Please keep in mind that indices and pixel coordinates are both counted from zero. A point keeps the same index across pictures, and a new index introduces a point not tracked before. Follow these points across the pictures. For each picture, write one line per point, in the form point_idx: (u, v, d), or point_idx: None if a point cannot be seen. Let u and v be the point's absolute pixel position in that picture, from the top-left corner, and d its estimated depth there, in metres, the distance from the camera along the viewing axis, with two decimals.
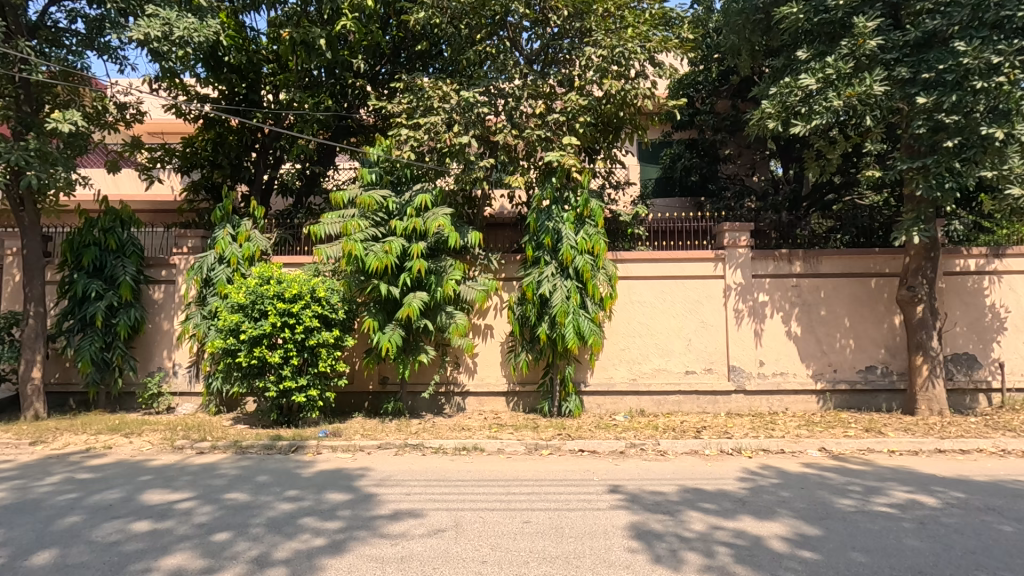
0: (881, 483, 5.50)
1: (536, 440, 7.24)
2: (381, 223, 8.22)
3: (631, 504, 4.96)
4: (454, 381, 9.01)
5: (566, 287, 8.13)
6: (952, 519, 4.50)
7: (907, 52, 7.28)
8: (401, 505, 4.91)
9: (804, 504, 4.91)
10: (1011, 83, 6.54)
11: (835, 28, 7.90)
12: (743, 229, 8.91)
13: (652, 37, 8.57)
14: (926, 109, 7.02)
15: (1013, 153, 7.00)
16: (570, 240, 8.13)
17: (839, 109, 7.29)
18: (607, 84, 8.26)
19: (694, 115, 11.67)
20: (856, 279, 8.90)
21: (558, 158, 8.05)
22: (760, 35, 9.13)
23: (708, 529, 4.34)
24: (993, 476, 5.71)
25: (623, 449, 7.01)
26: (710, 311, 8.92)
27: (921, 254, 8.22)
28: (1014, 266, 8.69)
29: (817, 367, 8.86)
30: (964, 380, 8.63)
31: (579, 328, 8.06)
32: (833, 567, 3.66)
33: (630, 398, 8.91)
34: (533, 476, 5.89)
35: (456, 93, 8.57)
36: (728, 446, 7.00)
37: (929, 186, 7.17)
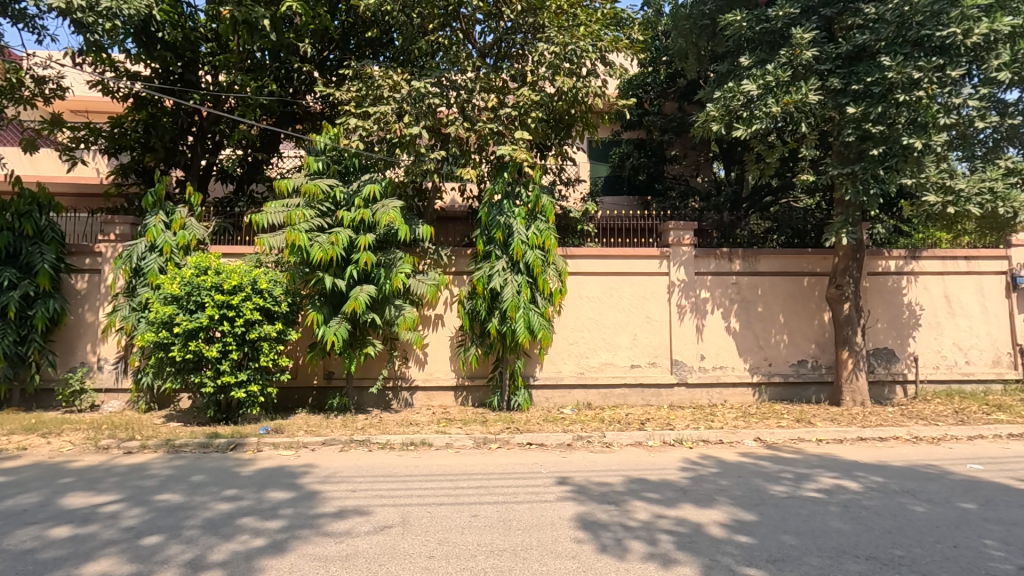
0: (810, 469, 5.85)
1: (485, 433, 7.24)
2: (327, 213, 7.97)
3: (578, 496, 5.05)
4: (402, 375, 8.88)
5: (517, 281, 8.14)
6: (872, 502, 4.84)
7: (840, 64, 7.75)
8: (347, 502, 4.80)
9: (741, 492, 5.15)
10: (929, 98, 7.00)
11: (774, 38, 8.30)
12: (687, 228, 9.23)
13: (603, 37, 8.64)
14: (855, 118, 7.49)
15: (931, 162, 7.47)
16: (521, 235, 8.15)
17: (777, 115, 7.70)
18: (560, 80, 8.31)
19: (643, 115, 11.95)
20: (790, 277, 9.39)
21: (510, 153, 8.05)
22: (706, 41, 9.44)
23: (652, 518, 4.47)
24: (907, 461, 6.18)
25: (570, 442, 7.12)
26: (655, 307, 9.19)
27: (849, 255, 8.75)
28: (928, 267, 9.41)
29: (754, 361, 9.30)
30: (884, 372, 9.27)
31: (530, 323, 8.10)
32: (767, 550, 3.86)
33: (578, 392, 9.05)
34: (481, 470, 5.89)
35: (407, 83, 8.43)
36: (670, 437, 7.23)
37: (856, 191, 7.68)
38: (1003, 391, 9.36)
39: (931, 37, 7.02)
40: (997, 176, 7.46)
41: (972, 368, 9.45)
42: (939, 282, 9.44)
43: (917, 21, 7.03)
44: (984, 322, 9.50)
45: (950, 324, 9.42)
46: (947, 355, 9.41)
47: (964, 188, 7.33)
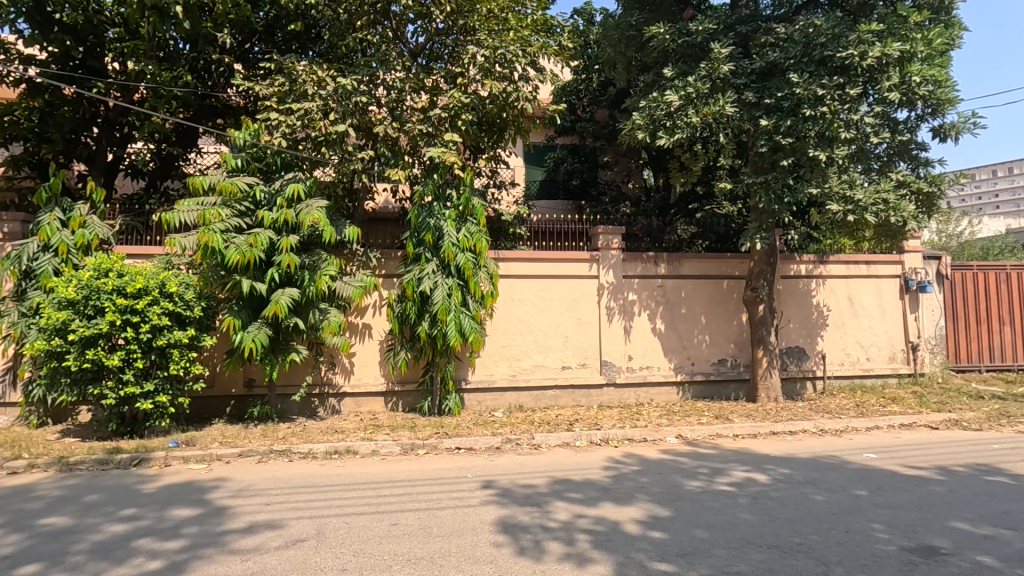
0: (724, 464, 6.13)
1: (413, 439, 7.11)
2: (245, 212, 7.58)
3: (502, 499, 5.04)
4: (329, 382, 8.59)
5: (447, 284, 8.05)
6: (778, 493, 5.12)
7: (753, 79, 8.20)
8: (259, 516, 4.57)
9: (659, 488, 5.32)
10: (832, 113, 7.47)
11: (695, 51, 8.70)
12: (616, 232, 9.50)
13: (532, 43, 8.69)
14: (767, 130, 7.97)
15: (832, 174, 7.97)
16: (452, 238, 8.08)
17: (697, 125, 8.08)
18: (489, 84, 8.31)
19: (575, 121, 12.21)
20: (711, 280, 9.84)
21: (440, 154, 7.97)
22: (634, 51, 9.75)
23: (572, 518, 4.53)
24: (812, 453, 6.60)
25: (499, 445, 7.14)
26: (585, 310, 9.37)
27: (763, 260, 9.27)
28: (834, 271, 10.13)
29: (678, 360, 9.67)
30: (796, 370, 9.86)
31: (461, 326, 8.05)
32: (679, 544, 3.99)
33: (510, 394, 9.07)
34: (406, 477, 5.78)
35: (333, 79, 8.19)
36: (597, 437, 7.39)
37: (770, 200, 8.21)
38: (898, 385, 10.21)
39: (833, 57, 7.51)
40: (890, 188, 8.12)
41: (872, 364, 10.23)
42: (844, 284, 10.18)
43: (821, 43, 7.61)
44: (882, 321, 10.33)
45: (854, 323, 10.18)
46: (851, 353, 10.15)
47: (862, 199, 7.92)
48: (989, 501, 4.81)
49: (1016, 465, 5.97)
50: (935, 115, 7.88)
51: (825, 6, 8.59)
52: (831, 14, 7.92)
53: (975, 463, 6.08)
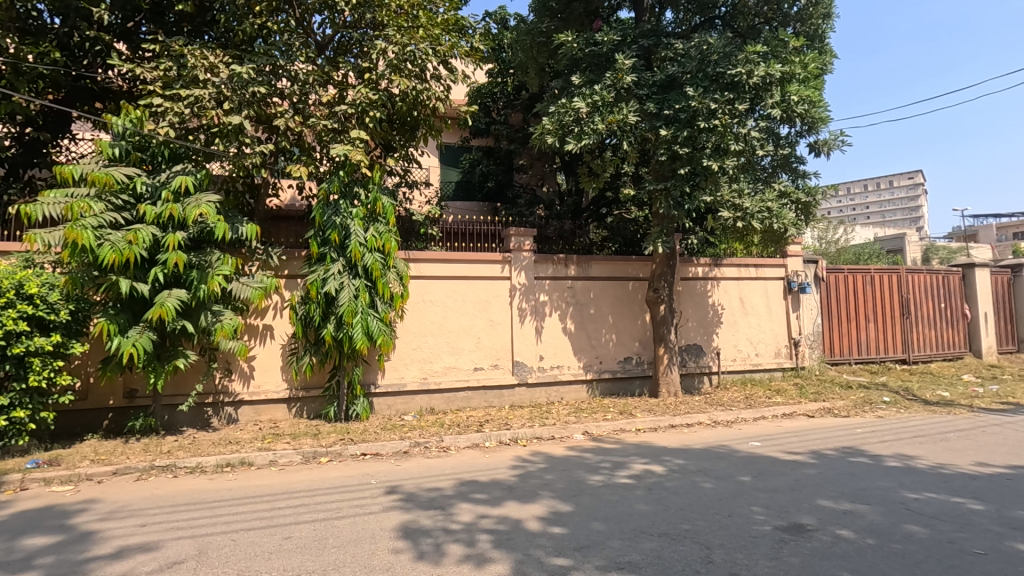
0: (625, 458, 6.39)
1: (315, 447, 6.80)
2: (124, 207, 6.94)
3: (406, 504, 4.93)
4: (224, 390, 8.02)
5: (354, 286, 7.77)
6: (672, 483, 5.41)
7: (654, 90, 8.61)
8: (131, 540, 4.15)
9: (562, 484, 5.44)
10: (724, 126, 7.99)
11: (601, 61, 9.05)
12: (528, 234, 9.61)
13: (442, 42, 8.59)
14: (666, 140, 8.39)
15: (724, 183, 8.57)
16: (359, 237, 7.80)
17: (602, 132, 8.42)
18: (398, 81, 8.07)
19: (490, 124, 12.26)
20: (617, 281, 10.25)
21: (345, 152, 7.64)
22: (545, 57, 9.96)
23: (474, 519, 4.52)
24: (705, 443, 7.04)
25: (407, 449, 7.00)
26: (497, 311, 9.41)
27: (664, 263, 9.78)
28: (727, 273, 10.89)
29: (587, 359, 9.98)
30: (694, 366, 10.49)
31: (368, 329, 7.79)
32: (576, 538, 4.10)
33: (421, 397, 8.92)
34: (305, 487, 5.50)
35: (227, 66, 7.66)
36: (506, 437, 7.45)
37: (670, 205, 8.69)
38: (783, 377, 11.17)
39: (724, 74, 8.09)
40: (773, 198, 8.82)
41: (761, 359, 11.11)
42: (735, 286, 10.98)
43: (713, 60, 8.17)
44: (768, 320, 11.24)
45: (744, 322, 11.01)
46: (742, 349, 10.96)
47: (749, 207, 8.56)
48: (851, 480, 5.35)
49: (874, 446, 6.71)
50: (811, 132, 8.68)
51: (718, 27, 9.26)
52: (722, 35, 8.54)
53: (842, 447, 6.75)
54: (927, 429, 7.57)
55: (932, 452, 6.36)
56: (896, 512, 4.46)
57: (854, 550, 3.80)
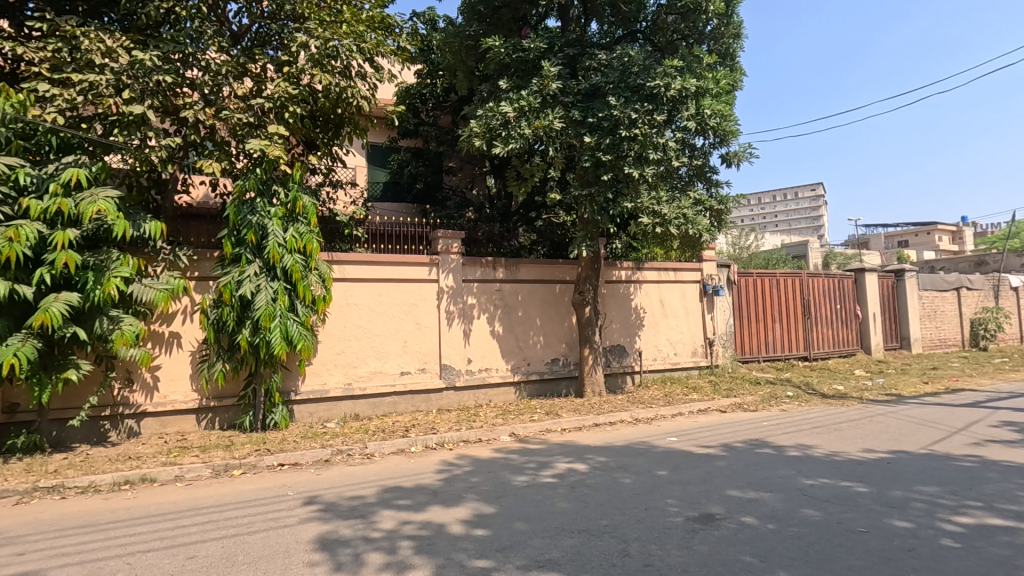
0: (550, 457, 6.50)
1: (227, 459, 6.41)
2: (3, 200, 6.23)
3: (324, 514, 4.75)
4: (124, 402, 7.41)
5: (272, 288, 7.41)
6: (593, 480, 5.56)
7: (579, 99, 8.86)
8: (6, 570, 3.73)
9: (487, 486, 5.46)
10: (645, 135, 8.31)
11: (528, 67, 9.22)
12: (456, 236, 9.57)
13: (367, 39, 8.35)
14: (591, 147, 8.63)
15: (643, 191, 8.93)
16: (278, 238, 7.44)
17: (529, 137, 8.55)
18: (319, 76, 7.76)
19: (418, 125, 12.15)
20: (545, 284, 10.43)
21: (262, 148, 7.25)
22: (473, 61, 10.03)
23: (396, 526, 4.43)
24: (626, 440, 7.30)
25: (328, 457, 6.76)
26: (424, 314, 9.30)
27: (589, 266, 10.05)
28: (649, 277, 11.38)
29: (515, 362, 10.08)
30: (618, 366, 10.84)
31: (287, 333, 7.44)
32: (499, 539, 4.11)
33: (345, 403, 8.64)
34: (215, 502, 5.18)
35: (128, 52, 7.09)
36: (433, 441, 7.38)
37: (594, 211, 8.98)
38: (699, 375, 11.79)
39: (644, 86, 8.42)
40: (689, 205, 9.31)
41: (679, 359, 11.67)
42: (656, 289, 11.49)
43: (634, 72, 8.52)
44: (686, 320, 11.83)
45: (664, 323, 11.53)
46: (662, 349, 11.47)
47: (668, 213, 8.97)
48: (756, 470, 5.72)
49: (778, 437, 7.22)
50: (722, 144, 9.17)
51: (639, 41, 9.67)
52: (642, 48, 8.93)
53: (750, 439, 7.22)
54: (824, 420, 8.24)
55: (826, 441, 6.93)
56: (794, 497, 4.83)
57: (756, 535, 4.06)
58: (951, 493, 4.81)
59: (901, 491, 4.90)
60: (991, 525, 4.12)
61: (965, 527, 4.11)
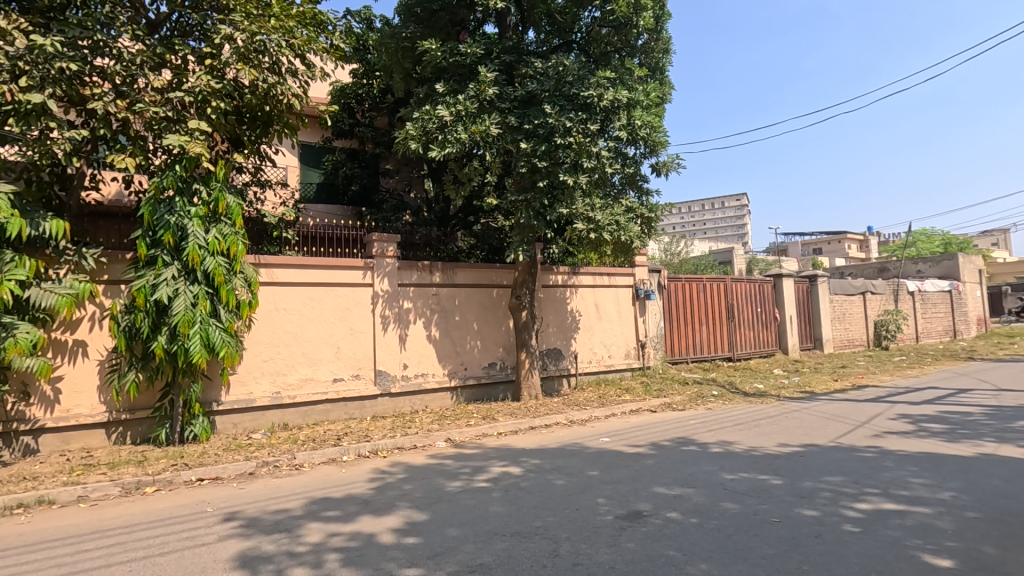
0: (485, 461, 6.51)
1: (139, 476, 5.98)
2: None
3: (246, 530, 4.53)
4: (19, 417, 6.75)
5: (191, 293, 7.00)
6: (527, 482, 5.61)
7: (515, 105, 8.96)
8: None
9: (420, 493, 5.38)
10: (579, 143, 8.51)
11: (464, 72, 9.25)
12: (391, 240, 9.40)
13: (298, 35, 8.03)
14: (526, 153, 8.74)
15: (578, 197, 9.13)
16: (199, 239, 7.03)
17: (465, 142, 8.56)
18: (245, 70, 7.40)
19: (354, 125, 11.87)
20: (482, 288, 10.44)
21: (181, 144, 6.85)
22: (410, 63, 9.93)
23: (323, 539, 4.28)
24: (560, 442, 7.42)
25: (252, 470, 6.45)
26: (358, 319, 9.07)
27: (526, 270, 10.15)
28: (584, 281, 11.65)
29: (452, 366, 10.01)
30: (554, 369, 10.99)
31: (208, 340, 7.05)
32: (430, 546, 4.07)
33: (272, 413, 8.27)
34: (124, 522, 4.82)
35: (25, 35, 6.47)
36: (365, 449, 7.20)
37: (531, 216, 9.08)
38: (631, 377, 12.17)
39: (578, 95, 8.63)
40: (621, 213, 9.62)
41: (613, 361, 12.00)
42: (591, 293, 11.78)
43: (569, 81, 8.72)
44: (620, 323, 12.19)
45: (599, 326, 11.83)
46: (597, 352, 11.75)
47: (601, 220, 9.23)
48: (681, 467, 5.97)
49: (703, 435, 7.58)
50: (651, 154, 9.55)
51: (575, 51, 9.90)
52: (577, 59, 9.15)
53: (677, 437, 7.53)
54: (744, 417, 8.72)
55: (746, 437, 7.34)
56: (715, 492, 5.07)
57: (680, 530, 4.23)
58: (853, 481, 5.22)
59: (811, 482, 5.26)
60: (886, 510, 4.50)
61: (864, 512, 4.47)
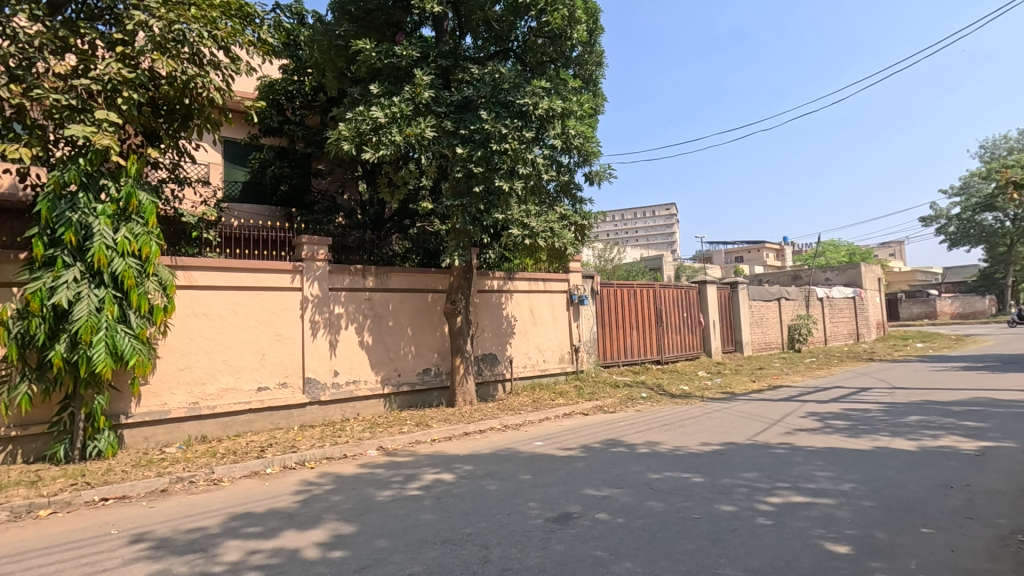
0: (417, 469, 6.41)
1: (32, 498, 5.44)
2: None
3: (156, 552, 4.22)
4: None
5: (97, 296, 6.47)
6: (459, 489, 5.58)
7: (452, 110, 8.94)
8: None
9: (349, 504, 5.23)
10: (514, 150, 8.58)
11: (400, 74, 9.13)
12: (322, 243, 9.10)
13: (221, 26, 7.61)
14: (462, 159, 8.71)
15: (513, 203, 9.23)
16: (105, 239, 6.53)
17: (400, 144, 8.45)
18: (162, 61, 6.92)
19: (284, 123, 11.44)
20: (417, 293, 10.30)
21: (86, 135, 6.32)
22: (344, 62, 9.69)
23: (242, 557, 4.07)
24: (493, 448, 7.44)
25: (165, 487, 6.03)
26: (286, 324, 8.71)
27: (462, 275, 10.10)
28: (519, 286, 11.76)
29: (385, 373, 9.81)
30: (489, 374, 11.00)
31: (115, 348, 6.53)
32: (358, 559, 3.96)
33: (189, 425, 7.78)
34: (12, 550, 4.36)
35: None
36: (291, 461, 6.91)
37: (466, 221, 9.05)
38: (565, 380, 12.39)
39: (514, 103, 8.70)
40: (555, 220, 9.79)
41: (547, 365, 12.17)
42: (526, 299, 11.90)
43: (505, 88, 8.78)
44: (554, 328, 12.40)
45: (534, 331, 11.97)
46: (531, 357, 11.88)
47: (536, 226, 9.37)
48: (610, 468, 6.14)
49: (631, 436, 7.83)
50: (585, 164, 9.79)
51: (511, 59, 10.01)
52: (513, 67, 9.25)
53: (607, 439, 7.73)
54: (670, 418, 9.09)
55: (671, 437, 7.65)
56: (641, 491, 5.25)
57: (607, 530, 4.35)
58: (766, 477, 5.56)
59: (729, 479, 5.56)
60: (795, 502, 4.83)
61: (775, 506, 4.77)
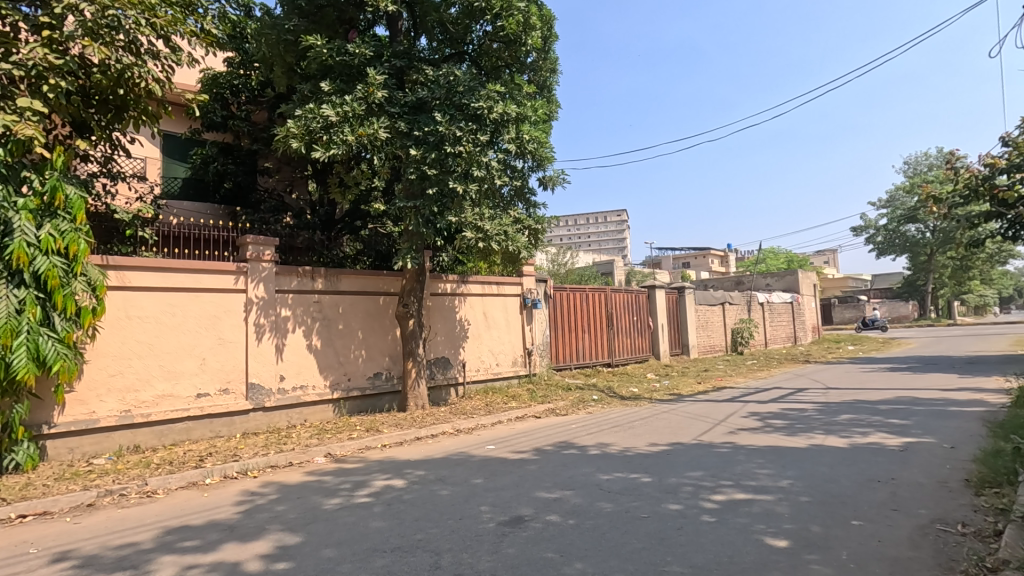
0: (367, 475, 6.27)
1: None
2: None
3: (80, 571, 3.94)
4: None
5: (16, 297, 5.99)
6: (410, 495, 5.50)
7: (406, 111, 8.83)
8: None
9: (294, 514, 5.05)
10: (468, 153, 8.55)
11: (352, 72, 8.95)
12: (268, 243, 8.78)
13: (160, 14, 7.19)
14: (416, 160, 8.61)
15: (467, 206, 9.22)
16: (27, 235, 6.05)
17: (352, 144, 8.29)
18: (93, 48, 6.51)
19: (228, 118, 11.06)
20: (368, 296, 10.10)
21: (6, 123, 5.87)
22: (293, 57, 9.43)
23: (177, 573, 3.86)
24: (445, 452, 7.37)
25: (92, 501, 5.65)
26: (228, 327, 8.35)
27: (414, 278, 9.97)
28: (473, 290, 11.73)
29: (334, 378, 9.56)
30: (442, 378, 10.91)
31: (36, 353, 6.06)
32: (303, 570, 3.83)
33: (120, 434, 7.33)
34: None
35: None
36: (233, 470, 6.62)
37: (419, 223, 8.94)
38: (518, 384, 12.43)
39: (468, 106, 8.66)
40: (509, 223, 9.82)
41: (500, 369, 12.17)
42: (479, 302, 11.88)
43: (460, 91, 8.75)
44: (507, 332, 12.42)
45: (487, 335, 11.95)
46: (484, 360, 11.85)
47: (489, 230, 9.44)
48: (562, 470, 6.20)
49: (582, 438, 7.94)
50: (539, 168, 9.86)
51: (466, 62, 9.99)
52: (468, 70, 9.23)
53: (558, 442, 7.80)
54: (620, 419, 9.28)
55: (621, 439, 7.81)
56: (591, 492, 5.32)
57: (558, 532, 4.38)
58: (711, 475, 5.75)
59: (676, 478, 5.72)
60: (737, 499, 5.02)
61: (718, 503, 4.94)
